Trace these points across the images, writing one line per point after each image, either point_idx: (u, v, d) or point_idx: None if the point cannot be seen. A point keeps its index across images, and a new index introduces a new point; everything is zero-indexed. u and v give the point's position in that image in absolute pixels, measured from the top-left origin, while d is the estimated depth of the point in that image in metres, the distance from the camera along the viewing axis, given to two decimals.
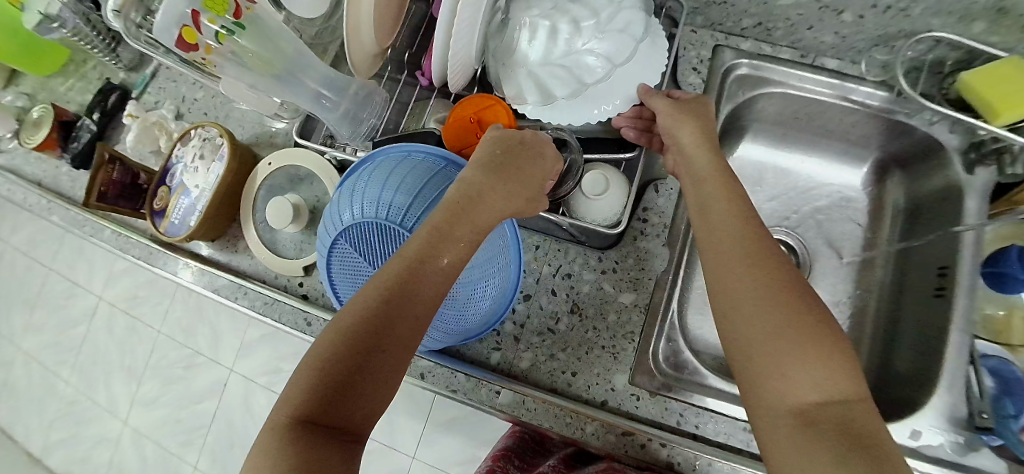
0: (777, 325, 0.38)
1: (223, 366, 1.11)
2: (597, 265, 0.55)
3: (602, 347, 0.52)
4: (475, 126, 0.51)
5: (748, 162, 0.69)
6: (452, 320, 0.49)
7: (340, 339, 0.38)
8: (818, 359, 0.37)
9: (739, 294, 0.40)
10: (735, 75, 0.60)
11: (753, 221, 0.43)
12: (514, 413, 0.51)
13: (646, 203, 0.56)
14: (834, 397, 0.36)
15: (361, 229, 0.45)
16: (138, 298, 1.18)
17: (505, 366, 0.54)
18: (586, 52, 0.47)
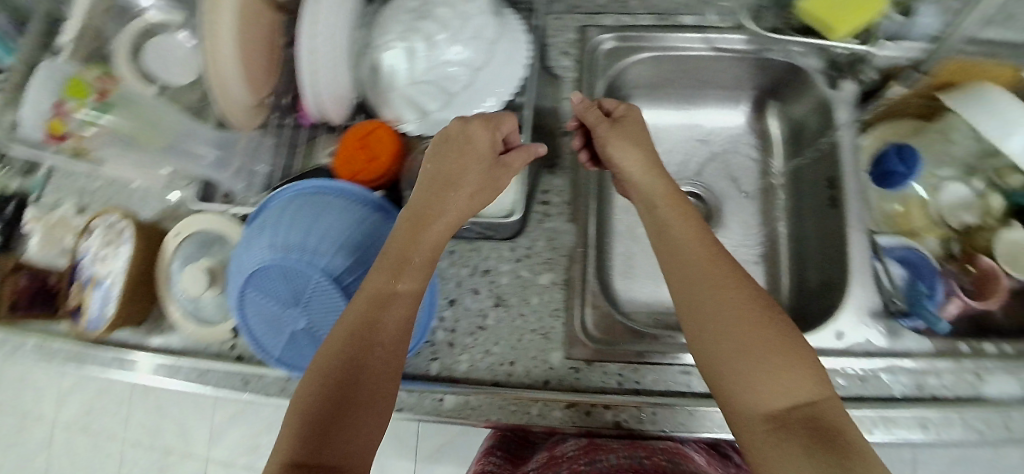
0: (739, 334, 0.40)
1: (198, 456, 1.08)
2: (511, 255, 0.57)
3: (533, 331, 0.55)
4: (362, 153, 0.53)
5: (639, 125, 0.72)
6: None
7: (304, 408, 0.38)
8: (785, 369, 0.39)
9: (702, 307, 0.43)
10: (602, 49, 0.62)
11: (712, 239, 0.45)
12: (462, 413, 0.52)
13: (544, 185, 0.58)
14: (802, 400, 0.38)
15: (263, 268, 0.46)
16: (84, 410, 1.12)
17: (446, 373, 0.55)
18: (449, 61, 0.49)
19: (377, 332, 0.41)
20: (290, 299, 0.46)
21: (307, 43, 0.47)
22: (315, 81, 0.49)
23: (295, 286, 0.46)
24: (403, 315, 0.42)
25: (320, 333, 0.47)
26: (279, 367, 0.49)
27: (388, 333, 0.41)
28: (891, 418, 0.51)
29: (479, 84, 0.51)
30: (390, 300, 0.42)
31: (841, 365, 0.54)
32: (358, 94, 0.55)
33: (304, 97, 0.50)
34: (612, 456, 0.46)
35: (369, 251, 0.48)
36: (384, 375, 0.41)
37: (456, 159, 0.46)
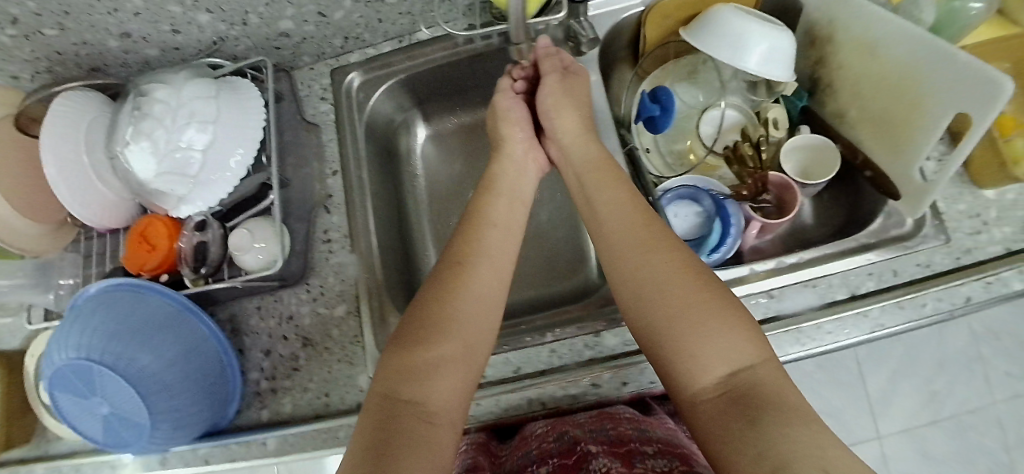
0: (677, 305, 0.45)
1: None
2: (308, 296, 0.62)
3: (339, 360, 0.60)
4: (145, 246, 0.57)
5: (428, 139, 0.77)
6: (191, 406, 0.54)
7: (369, 427, 0.43)
8: (724, 333, 0.43)
9: (638, 286, 0.48)
10: (353, 87, 0.67)
11: (652, 221, 0.51)
12: (285, 451, 0.57)
13: (323, 224, 0.63)
14: (740, 365, 0.42)
15: (69, 367, 0.51)
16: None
17: (275, 417, 0.60)
18: (181, 146, 0.54)
19: (443, 356, 0.47)
20: (95, 392, 0.51)
21: (51, 165, 0.52)
22: (70, 197, 0.53)
23: (99, 381, 0.51)
24: (468, 327, 0.49)
25: (125, 415, 0.52)
26: (110, 450, 0.54)
27: (455, 346, 0.48)
28: None
29: (218, 154, 0.55)
30: (450, 321, 0.49)
31: None
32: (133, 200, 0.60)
33: (75, 210, 0.54)
34: (578, 428, 0.50)
35: (157, 332, 0.53)
36: (460, 398, 0.47)
37: (498, 193, 0.59)
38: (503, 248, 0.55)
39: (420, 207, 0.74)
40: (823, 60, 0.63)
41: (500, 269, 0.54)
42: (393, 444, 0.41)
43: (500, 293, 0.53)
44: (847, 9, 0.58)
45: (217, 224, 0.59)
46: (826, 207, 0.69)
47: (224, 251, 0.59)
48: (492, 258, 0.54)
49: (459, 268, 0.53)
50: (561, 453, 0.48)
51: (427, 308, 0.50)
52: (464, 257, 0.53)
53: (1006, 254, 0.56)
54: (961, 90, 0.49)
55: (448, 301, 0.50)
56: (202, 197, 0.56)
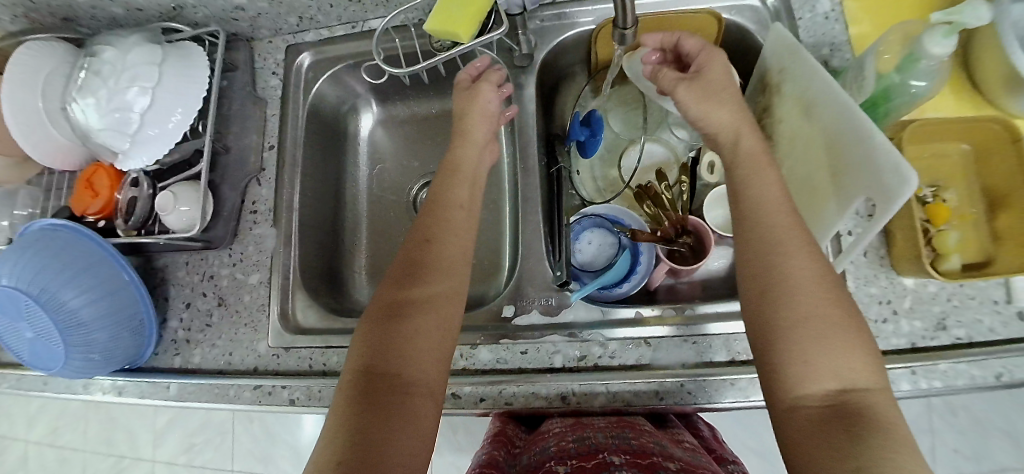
0: (806, 307, 0.41)
1: (146, 459, 1.15)
2: (229, 260, 0.66)
3: (246, 324, 0.65)
4: (89, 191, 0.62)
5: (377, 125, 0.78)
6: (110, 340, 0.60)
7: (357, 393, 0.44)
8: (839, 348, 0.40)
9: (768, 275, 0.43)
10: (303, 66, 0.69)
11: (793, 215, 0.45)
12: (185, 398, 0.63)
13: (253, 196, 0.67)
14: (852, 385, 0.39)
15: (7, 295, 0.58)
16: (47, 430, 1.19)
17: (184, 364, 0.66)
18: (122, 107, 0.58)
19: (431, 322, 0.47)
20: (24, 319, 0.58)
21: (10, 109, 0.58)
22: (25, 138, 0.59)
23: (27, 312, 0.58)
24: (435, 295, 0.49)
25: (49, 341, 0.59)
26: (37, 368, 0.61)
27: (428, 314, 0.48)
28: (532, 388, 0.55)
29: (156, 117, 0.59)
30: (416, 291, 0.49)
31: (502, 337, 0.58)
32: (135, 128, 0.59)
33: (26, 147, 0.59)
34: (599, 434, 0.50)
35: (84, 271, 0.59)
36: (438, 362, 0.47)
37: (465, 179, 0.57)
38: (465, 229, 0.54)
39: (360, 189, 0.77)
40: (769, 109, 0.61)
41: (462, 252, 0.53)
42: (374, 416, 0.42)
43: (462, 262, 0.52)
44: (796, 64, 0.55)
45: (148, 184, 0.64)
46: None
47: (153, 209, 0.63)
48: (453, 229, 0.53)
49: (428, 239, 0.52)
50: (580, 454, 0.48)
51: (400, 277, 0.50)
52: (434, 234, 0.52)
53: (908, 348, 0.53)
54: (875, 174, 0.46)
55: (416, 272, 0.50)
56: (141, 156, 0.61)
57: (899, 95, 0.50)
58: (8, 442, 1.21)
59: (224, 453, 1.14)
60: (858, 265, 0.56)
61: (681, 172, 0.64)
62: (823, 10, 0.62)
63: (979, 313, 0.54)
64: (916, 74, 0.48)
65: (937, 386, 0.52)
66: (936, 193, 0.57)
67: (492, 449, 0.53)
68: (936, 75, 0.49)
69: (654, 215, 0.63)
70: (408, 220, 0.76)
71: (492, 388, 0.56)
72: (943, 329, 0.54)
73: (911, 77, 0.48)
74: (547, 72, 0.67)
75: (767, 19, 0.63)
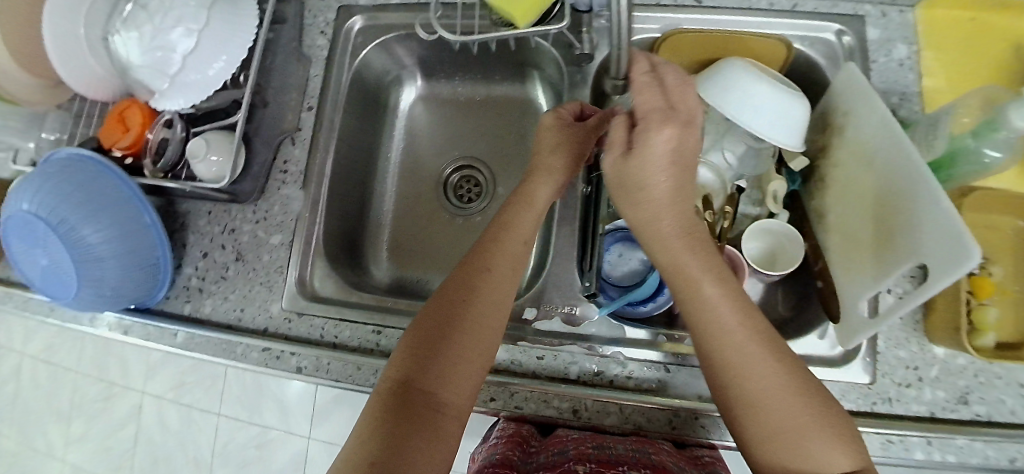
0: (770, 394, 0.39)
1: (136, 390, 1.16)
2: (253, 217, 0.65)
3: (261, 283, 0.64)
4: (121, 125, 0.61)
5: (418, 100, 0.76)
6: (124, 280, 0.59)
7: (392, 406, 0.43)
8: (816, 447, 0.38)
9: (730, 359, 0.41)
10: (354, 30, 0.67)
11: (732, 297, 0.43)
12: (191, 347, 0.63)
13: (286, 155, 0.66)
14: (834, 471, 0.37)
15: (26, 219, 0.57)
16: (41, 346, 1.20)
17: (194, 314, 0.65)
18: (168, 42, 0.56)
19: (473, 347, 0.46)
20: (40, 247, 0.57)
21: (49, 31, 0.55)
22: (61, 63, 0.56)
23: (44, 241, 0.57)
24: (481, 323, 0.47)
25: (61, 273, 0.58)
26: (47, 297, 0.61)
27: (469, 339, 0.46)
28: (544, 396, 0.54)
29: (199, 59, 0.57)
30: (461, 323, 0.46)
31: (518, 339, 0.57)
32: (178, 69, 0.57)
33: (60, 72, 0.57)
34: (619, 447, 0.49)
35: (104, 208, 0.58)
36: (472, 391, 0.45)
37: (536, 208, 0.53)
38: (524, 254, 0.51)
39: (391, 163, 0.75)
40: (827, 150, 0.59)
41: (516, 280, 0.50)
42: (402, 438, 0.41)
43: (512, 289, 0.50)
44: (865, 108, 0.53)
45: (181, 126, 0.62)
46: (778, 299, 0.63)
47: (182, 154, 0.61)
48: (514, 254, 0.51)
49: (479, 262, 0.50)
50: (602, 462, 0.46)
51: (449, 298, 0.48)
52: (491, 261, 0.50)
53: (927, 418, 0.53)
54: (932, 240, 0.44)
55: (466, 295, 0.48)
56: (181, 97, 0.59)
57: (967, 162, 0.49)
58: (5, 352, 1.22)
59: (214, 397, 1.14)
60: (890, 326, 0.55)
61: (726, 203, 0.62)
62: (898, 57, 0.60)
63: (1004, 393, 0.53)
64: (992, 144, 0.46)
65: (950, 460, 0.51)
66: (983, 266, 0.55)
67: (504, 446, 0.50)
68: (1012, 149, 0.47)
69: None
70: (435, 202, 0.74)
71: (504, 390, 0.55)
72: (965, 404, 0.53)
73: (987, 145, 0.46)
74: (602, 76, 0.65)
75: (840, 55, 0.61)
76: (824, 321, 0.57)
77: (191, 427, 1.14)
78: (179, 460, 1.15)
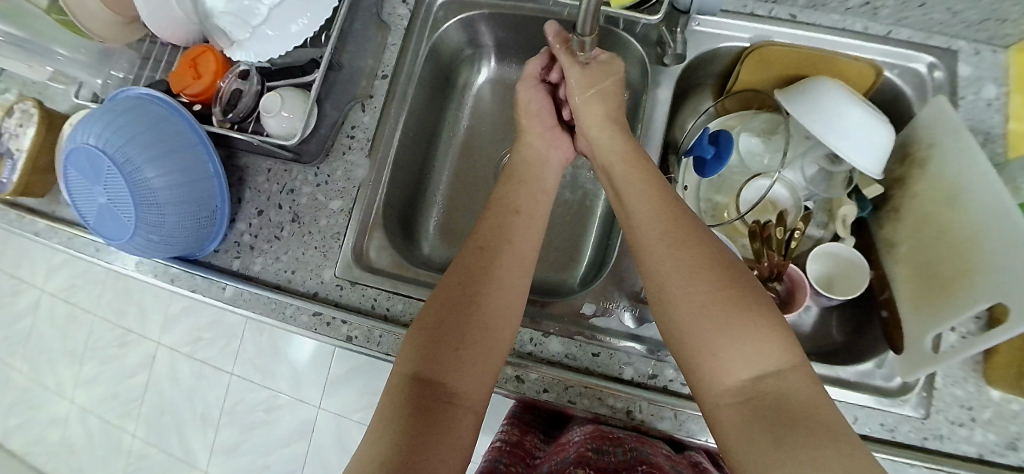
0: (699, 300, 0.41)
1: (152, 340, 1.15)
2: (314, 179, 0.64)
3: (315, 247, 0.63)
4: (191, 71, 0.59)
5: (488, 82, 0.75)
6: (180, 228, 0.59)
7: (404, 398, 0.44)
8: (741, 335, 0.39)
9: (665, 275, 0.43)
10: (437, 2, 0.66)
11: (667, 213, 0.46)
12: (237, 303, 0.62)
13: (354, 121, 0.65)
14: (764, 370, 0.38)
15: (86, 154, 0.56)
16: (62, 285, 1.19)
17: (242, 271, 0.64)
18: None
19: (482, 333, 0.48)
20: (99, 185, 0.56)
21: None
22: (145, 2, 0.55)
23: (104, 180, 0.56)
24: (488, 307, 0.49)
25: (119, 212, 0.57)
26: (99, 236, 0.60)
27: (478, 322, 0.48)
28: (599, 394, 0.54)
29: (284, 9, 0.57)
30: (471, 310, 0.48)
31: (576, 333, 0.57)
32: (260, 18, 0.57)
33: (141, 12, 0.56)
34: (618, 449, 0.50)
35: (171, 153, 0.57)
36: (485, 375, 0.47)
37: (540, 183, 0.60)
38: (527, 236, 0.55)
39: (452, 141, 0.74)
40: (906, 181, 0.59)
41: (522, 265, 0.53)
42: (422, 426, 0.42)
43: (518, 274, 0.52)
44: (954, 144, 0.53)
45: (257, 79, 0.61)
46: (832, 324, 0.63)
47: (255, 107, 0.61)
48: (518, 242, 0.54)
49: (484, 250, 0.52)
50: (602, 467, 0.47)
51: (453, 284, 0.50)
52: (490, 245, 0.53)
53: (977, 458, 0.52)
54: (1023, 286, 0.44)
55: (471, 281, 0.50)
56: (254, 49, 0.58)
57: None
58: (24, 286, 1.21)
59: (229, 356, 1.13)
60: (950, 364, 0.55)
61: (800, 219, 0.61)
62: (987, 96, 0.59)
63: None
64: None
65: None
66: None
67: (507, 458, 0.54)
68: None
69: (757, 251, 0.61)
70: (492, 187, 0.73)
71: (558, 382, 0.54)
72: (1018, 449, 0.52)
73: None
74: (684, 79, 0.64)
75: (930, 88, 0.60)
76: (884, 352, 0.57)
77: (201, 383, 1.13)
78: (186, 415, 1.14)
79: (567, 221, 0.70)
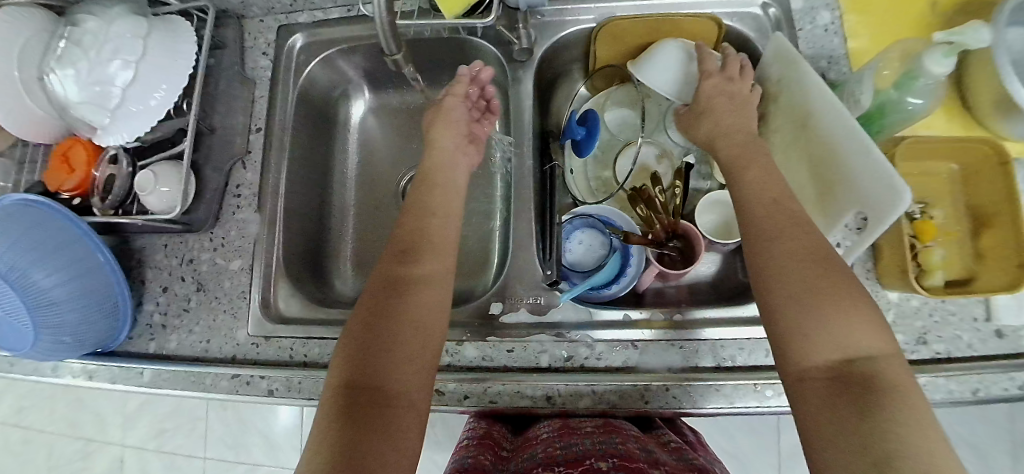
0: (804, 284, 0.41)
1: (116, 443, 1.12)
2: (210, 244, 0.65)
3: (225, 311, 0.63)
4: (65, 167, 0.59)
5: (369, 112, 0.77)
6: (82, 323, 0.58)
7: (335, 407, 0.43)
8: (841, 318, 0.40)
9: (769, 258, 0.44)
10: (296, 48, 0.68)
11: (781, 200, 0.47)
12: (159, 385, 0.61)
13: (238, 180, 0.65)
14: (859, 354, 0.39)
15: None
16: (11, 410, 1.16)
17: (159, 351, 0.63)
18: (107, 68, 0.55)
19: (415, 333, 0.48)
20: None
21: None
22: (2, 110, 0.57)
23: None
24: (417, 307, 0.49)
25: (13, 322, 0.56)
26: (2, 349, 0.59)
27: (407, 322, 0.48)
28: (518, 387, 0.55)
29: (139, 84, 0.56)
30: (401, 312, 0.48)
31: (488, 335, 0.57)
32: (117, 98, 0.56)
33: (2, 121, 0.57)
34: (586, 441, 0.50)
35: (57, 251, 0.57)
36: (422, 373, 0.47)
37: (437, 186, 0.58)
38: (445, 234, 0.55)
39: (349, 176, 0.75)
40: (765, 118, 0.61)
41: (446, 259, 0.53)
42: (366, 427, 0.42)
43: (443, 271, 0.52)
44: (790, 73, 0.55)
45: (127, 161, 0.61)
46: (738, 266, 0.65)
47: (129, 189, 0.61)
48: (436, 237, 0.54)
49: (407, 251, 0.52)
50: (568, 462, 0.47)
51: (381, 289, 0.50)
52: (411, 245, 0.53)
53: None
54: (877, 187, 0.45)
55: (395, 283, 0.50)
56: (124, 130, 0.57)
57: (894, 112, 0.51)
58: None
59: (199, 441, 1.11)
60: None
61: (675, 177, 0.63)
62: (823, 22, 0.61)
63: (959, 330, 0.54)
64: (914, 92, 0.48)
65: None
66: (924, 210, 0.57)
67: (478, 453, 0.52)
68: (933, 95, 0.49)
69: (648, 218, 0.62)
70: (396, 211, 0.74)
71: (477, 386, 0.55)
72: (924, 343, 0.54)
73: (908, 94, 0.49)
74: (545, 68, 0.67)
75: (767, 26, 0.63)
76: None
77: None
78: None
79: (474, 227, 0.71)
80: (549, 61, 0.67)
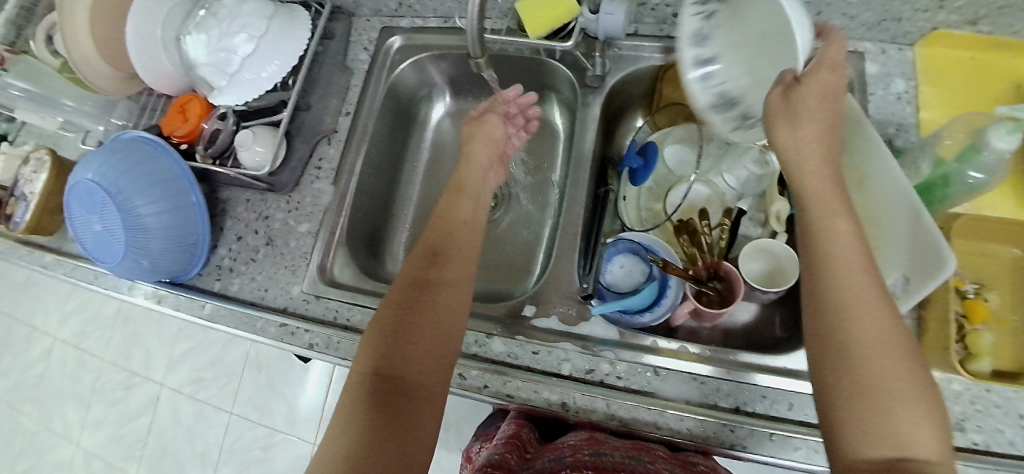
0: (875, 367, 0.36)
1: (155, 380, 1.21)
2: (286, 206, 0.71)
3: (286, 266, 0.69)
4: (180, 115, 0.68)
5: (446, 115, 0.83)
6: (162, 253, 0.65)
7: (361, 391, 0.47)
8: (897, 412, 0.35)
9: (840, 326, 0.38)
10: (393, 48, 0.76)
11: (868, 263, 0.40)
12: (215, 319, 0.67)
13: (321, 153, 0.72)
14: (914, 456, 0.35)
15: (88, 189, 0.64)
16: (74, 331, 1.28)
17: (222, 290, 0.70)
18: (232, 40, 0.64)
19: (438, 327, 0.51)
20: (97, 215, 0.64)
21: (131, 31, 0.64)
22: (141, 60, 0.66)
23: (102, 209, 0.64)
24: (438, 304, 0.53)
25: (112, 239, 0.64)
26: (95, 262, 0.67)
27: (432, 312, 0.52)
28: (535, 387, 0.57)
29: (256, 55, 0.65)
30: (420, 310, 0.52)
31: (518, 332, 0.61)
32: (236, 66, 0.64)
33: (140, 68, 0.66)
34: (615, 453, 0.51)
35: (158, 186, 0.65)
36: (441, 368, 0.50)
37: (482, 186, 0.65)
38: (471, 242, 0.60)
39: (416, 169, 0.81)
40: None
41: (471, 263, 0.58)
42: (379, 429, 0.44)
43: (465, 275, 0.56)
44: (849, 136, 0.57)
45: (233, 120, 0.69)
46: (775, 317, 0.65)
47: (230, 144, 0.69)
48: (461, 244, 0.59)
49: (436, 255, 0.57)
50: (597, 467, 0.48)
51: (410, 285, 0.54)
52: (440, 248, 0.57)
53: None
54: (925, 255, 0.46)
55: (422, 280, 0.54)
56: (234, 94, 0.65)
57: (956, 184, 0.51)
58: (39, 334, 1.30)
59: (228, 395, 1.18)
60: None
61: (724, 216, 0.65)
62: (896, 91, 0.63)
63: (1000, 423, 0.51)
64: (975, 166, 0.49)
65: None
66: (978, 291, 0.56)
67: (505, 451, 0.54)
68: (997, 171, 0.49)
69: (691, 255, 0.64)
70: None
71: (497, 377, 0.58)
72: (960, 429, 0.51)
73: (970, 167, 0.49)
74: (614, 97, 0.71)
75: None
76: None
77: (202, 422, 1.17)
78: (186, 454, 1.17)
79: (522, 235, 0.75)
80: (619, 92, 0.71)
